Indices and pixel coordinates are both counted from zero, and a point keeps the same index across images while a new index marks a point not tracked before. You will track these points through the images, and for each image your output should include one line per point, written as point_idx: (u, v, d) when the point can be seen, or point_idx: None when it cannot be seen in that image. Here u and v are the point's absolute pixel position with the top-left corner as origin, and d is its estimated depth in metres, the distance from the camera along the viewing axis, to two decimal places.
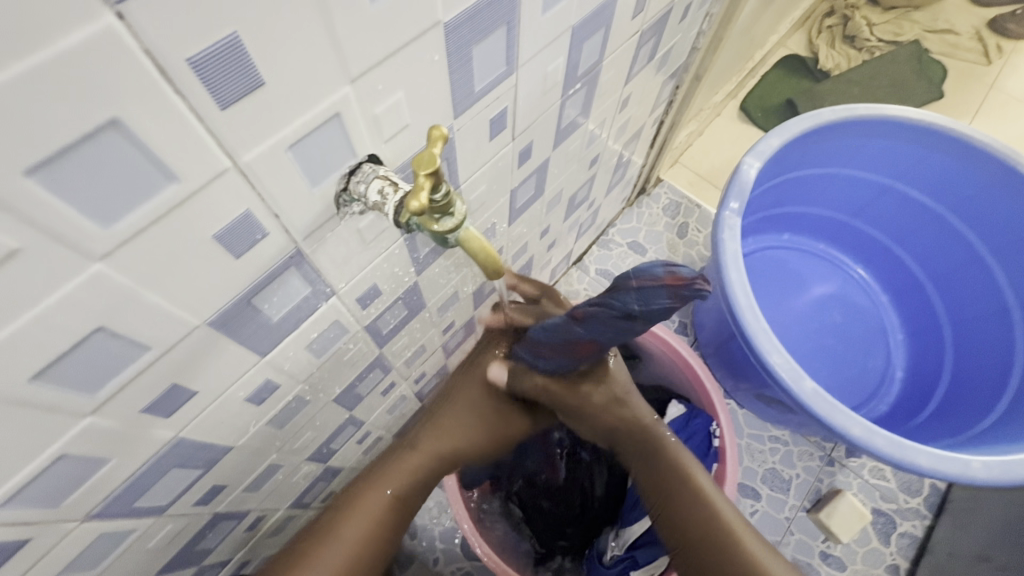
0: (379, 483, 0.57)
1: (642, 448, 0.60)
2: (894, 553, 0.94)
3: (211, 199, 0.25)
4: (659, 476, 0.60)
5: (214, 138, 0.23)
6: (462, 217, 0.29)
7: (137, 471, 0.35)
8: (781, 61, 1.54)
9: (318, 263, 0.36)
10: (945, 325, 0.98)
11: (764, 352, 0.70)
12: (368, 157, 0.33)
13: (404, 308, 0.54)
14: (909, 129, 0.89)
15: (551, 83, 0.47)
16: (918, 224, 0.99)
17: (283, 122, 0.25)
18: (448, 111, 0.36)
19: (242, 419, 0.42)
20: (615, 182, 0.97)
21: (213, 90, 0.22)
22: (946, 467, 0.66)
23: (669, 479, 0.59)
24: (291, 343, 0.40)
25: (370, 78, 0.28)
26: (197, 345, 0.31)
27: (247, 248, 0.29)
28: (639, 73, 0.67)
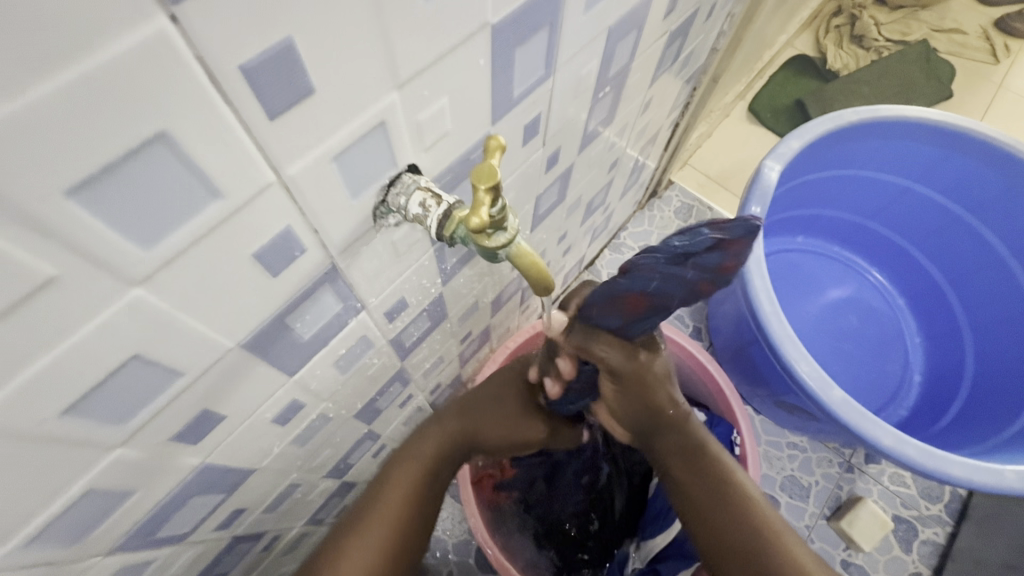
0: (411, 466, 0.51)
1: (686, 447, 0.53)
2: (916, 561, 0.92)
3: (254, 216, 0.23)
4: (701, 480, 0.52)
5: (261, 150, 0.21)
6: (514, 232, 0.27)
7: (161, 500, 0.33)
8: (789, 61, 1.53)
9: (352, 279, 0.34)
10: (964, 329, 0.97)
11: (792, 360, 0.68)
12: (408, 167, 0.31)
13: (428, 319, 0.52)
14: (930, 130, 0.88)
15: (584, 86, 0.45)
16: (936, 226, 0.98)
17: (330, 132, 0.24)
18: (488, 117, 0.34)
19: (267, 440, 0.40)
20: (629, 185, 0.95)
21: (263, 98, 0.20)
22: (980, 477, 0.64)
23: (713, 484, 0.52)
24: (319, 360, 0.38)
25: (417, 83, 0.26)
26: (229, 368, 0.29)
27: (284, 265, 0.27)
28: (663, 74, 0.66)
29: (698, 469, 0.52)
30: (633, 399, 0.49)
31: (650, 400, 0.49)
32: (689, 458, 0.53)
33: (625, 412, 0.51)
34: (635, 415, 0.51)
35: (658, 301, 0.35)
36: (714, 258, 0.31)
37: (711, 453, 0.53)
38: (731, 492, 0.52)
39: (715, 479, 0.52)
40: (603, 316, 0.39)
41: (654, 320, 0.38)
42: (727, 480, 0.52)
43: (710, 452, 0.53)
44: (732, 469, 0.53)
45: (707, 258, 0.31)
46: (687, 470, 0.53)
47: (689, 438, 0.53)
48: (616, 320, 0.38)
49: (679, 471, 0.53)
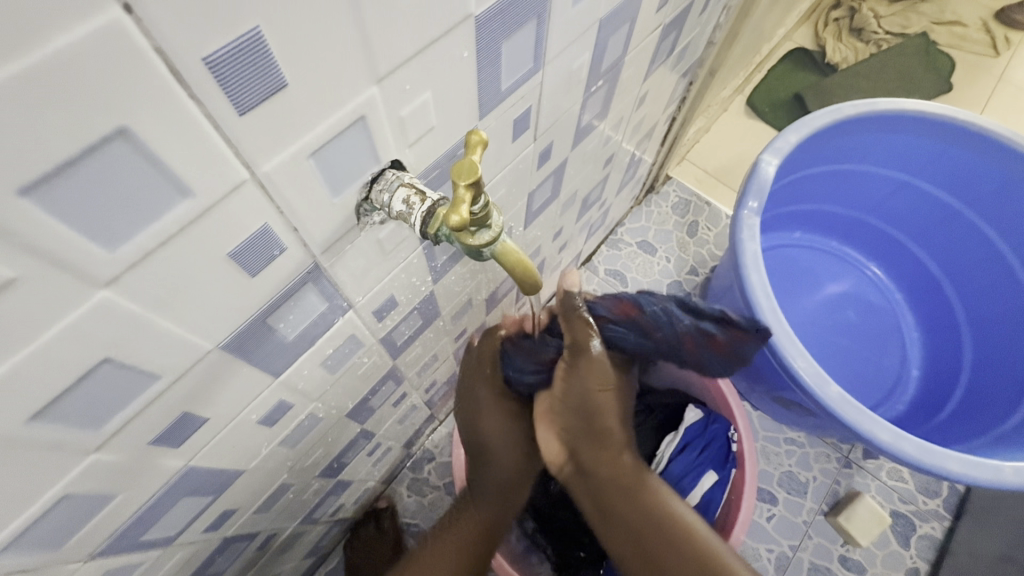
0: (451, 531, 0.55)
1: (618, 479, 0.50)
2: (914, 555, 0.92)
3: (228, 213, 0.23)
4: (636, 510, 0.50)
5: (232, 147, 0.20)
6: (498, 229, 0.27)
7: (145, 503, 0.32)
8: (787, 55, 1.51)
9: (336, 278, 0.33)
10: (963, 324, 0.97)
11: (788, 356, 0.68)
12: (391, 164, 0.30)
13: (419, 318, 0.51)
14: (929, 123, 0.87)
15: (576, 80, 0.45)
16: (935, 220, 0.98)
17: (305, 127, 0.23)
18: (475, 112, 0.34)
19: (255, 441, 0.39)
20: (626, 180, 0.95)
21: (230, 92, 0.19)
22: (978, 473, 0.64)
23: (648, 514, 0.50)
24: (306, 360, 0.38)
25: (397, 77, 0.26)
26: (210, 370, 0.29)
27: (263, 264, 0.27)
28: (658, 68, 0.65)
29: (630, 498, 0.50)
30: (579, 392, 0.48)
31: (586, 408, 0.48)
32: (624, 492, 0.50)
33: (564, 424, 0.51)
34: (578, 425, 0.50)
35: (642, 322, 0.50)
36: (683, 318, 0.51)
37: (642, 482, 0.51)
38: (664, 521, 0.49)
39: (647, 510, 0.50)
40: (599, 303, 0.50)
41: (631, 336, 0.50)
42: (662, 510, 0.50)
43: (642, 480, 0.51)
44: (664, 497, 0.51)
45: (680, 320, 0.51)
46: (623, 499, 0.50)
47: (620, 465, 0.50)
48: (603, 311, 0.50)
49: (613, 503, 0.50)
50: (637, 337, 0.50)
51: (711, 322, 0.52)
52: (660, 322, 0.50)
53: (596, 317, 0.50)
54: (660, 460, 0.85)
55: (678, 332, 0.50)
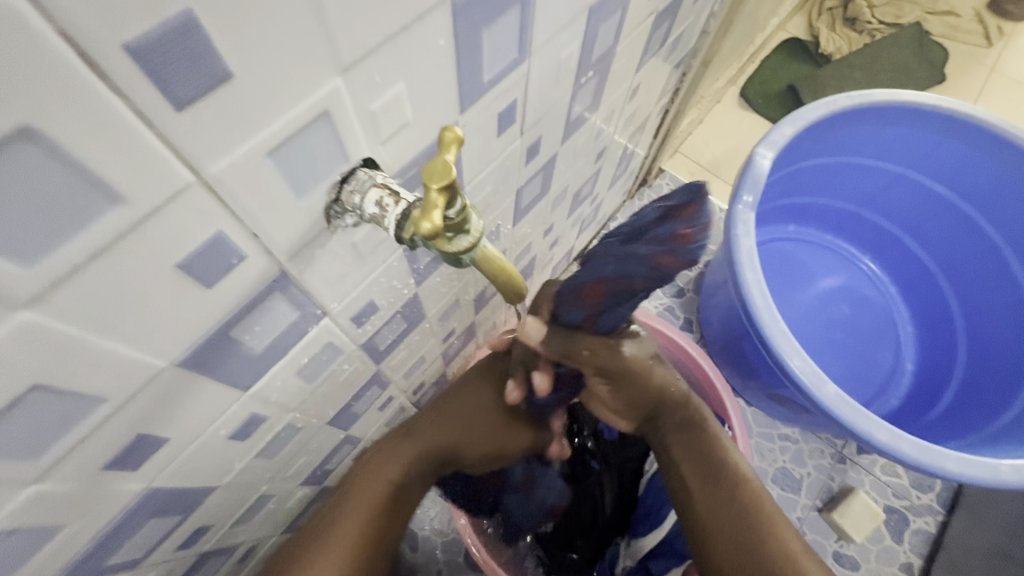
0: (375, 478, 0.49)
1: (682, 428, 0.54)
2: (908, 550, 0.92)
3: (174, 220, 0.20)
4: (698, 463, 0.53)
5: (170, 147, 0.18)
6: (478, 234, 0.24)
7: (103, 529, 0.30)
8: (781, 45, 1.49)
9: (308, 285, 0.31)
10: (957, 318, 0.96)
11: (784, 355, 0.66)
12: (363, 162, 0.28)
13: (403, 321, 0.49)
14: (925, 115, 0.85)
15: (565, 71, 0.42)
16: (931, 214, 0.97)
17: (258, 124, 0.20)
18: (455, 105, 0.31)
19: (226, 457, 0.37)
20: (618, 174, 0.92)
21: (164, 84, 0.16)
22: (975, 472, 0.63)
23: (710, 467, 0.53)
24: (278, 372, 0.35)
25: (365, 68, 0.23)
26: (166, 389, 0.26)
27: (221, 275, 0.24)
28: (651, 58, 0.62)
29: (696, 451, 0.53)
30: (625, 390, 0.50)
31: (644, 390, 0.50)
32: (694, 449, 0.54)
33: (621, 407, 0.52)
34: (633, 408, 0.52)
35: (618, 286, 0.38)
36: (648, 252, 0.36)
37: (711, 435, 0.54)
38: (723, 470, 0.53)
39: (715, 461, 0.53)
40: (569, 312, 0.40)
41: (621, 309, 0.40)
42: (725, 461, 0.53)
43: (708, 429, 0.55)
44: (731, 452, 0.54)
45: (642, 251, 0.36)
46: (689, 450, 0.54)
47: (689, 419, 0.54)
48: (580, 317, 0.40)
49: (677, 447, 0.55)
50: (630, 304, 0.39)
51: (667, 230, 0.36)
52: (636, 267, 0.36)
53: (581, 325, 0.41)
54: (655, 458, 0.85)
55: (653, 259, 0.36)
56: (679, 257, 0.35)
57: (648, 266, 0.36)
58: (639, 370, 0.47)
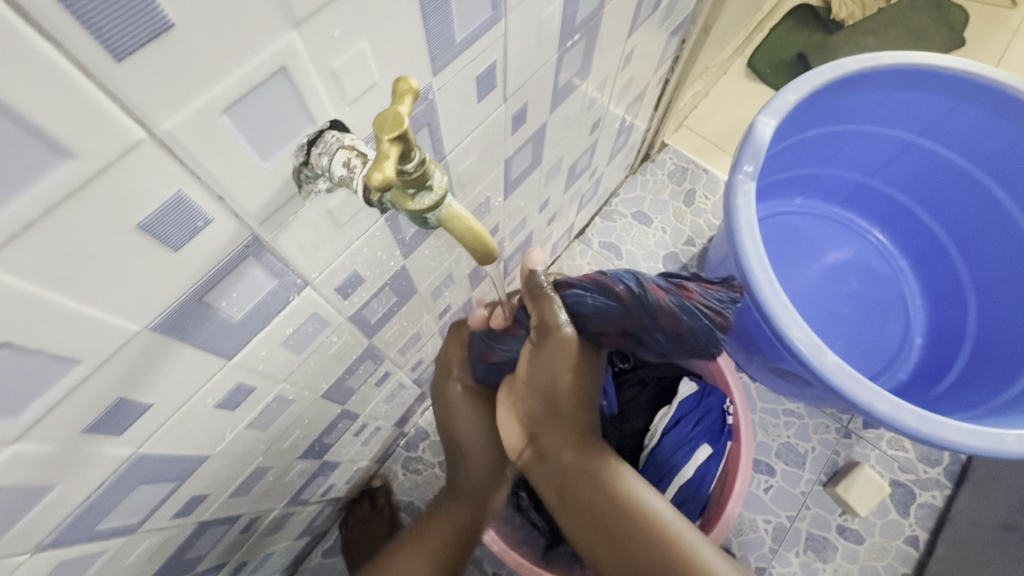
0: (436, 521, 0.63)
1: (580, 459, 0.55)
2: (913, 524, 0.91)
3: (127, 177, 0.20)
4: (600, 496, 0.54)
5: (114, 100, 0.18)
6: (442, 191, 0.24)
7: (93, 494, 0.31)
8: (791, 12, 1.44)
9: (283, 251, 0.31)
10: (970, 289, 0.94)
11: (783, 326, 0.65)
12: (331, 125, 0.27)
13: (392, 295, 0.49)
14: (936, 78, 0.82)
15: (547, 33, 0.41)
16: (943, 182, 0.94)
17: (206, 77, 0.20)
18: (425, 64, 0.31)
19: (216, 426, 0.38)
20: (617, 148, 0.91)
21: (98, 32, 0.16)
22: (978, 442, 0.61)
23: (616, 502, 0.54)
24: (262, 341, 0.36)
25: (322, 21, 0.23)
26: (142, 353, 0.27)
27: (188, 237, 0.24)
28: (644, 23, 0.61)
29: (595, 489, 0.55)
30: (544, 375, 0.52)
31: (557, 395, 0.52)
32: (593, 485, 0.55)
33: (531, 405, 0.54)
34: (542, 408, 0.54)
35: (604, 280, 0.52)
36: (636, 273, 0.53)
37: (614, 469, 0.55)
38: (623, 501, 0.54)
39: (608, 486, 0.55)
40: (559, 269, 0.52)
41: (591, 296, 0.51)
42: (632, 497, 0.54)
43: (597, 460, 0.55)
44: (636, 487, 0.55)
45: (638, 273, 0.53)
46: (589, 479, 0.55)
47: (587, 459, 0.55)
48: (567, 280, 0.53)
49: (576, 483, 0.55)
50: (597, 299, 0.51)
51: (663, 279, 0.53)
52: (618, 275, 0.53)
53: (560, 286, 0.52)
54: (653, 434, 0.83)
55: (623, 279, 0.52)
56: (657, 293, 0.51)
57: (631, 285, 0.52)
58: (567, 350, 0.50)
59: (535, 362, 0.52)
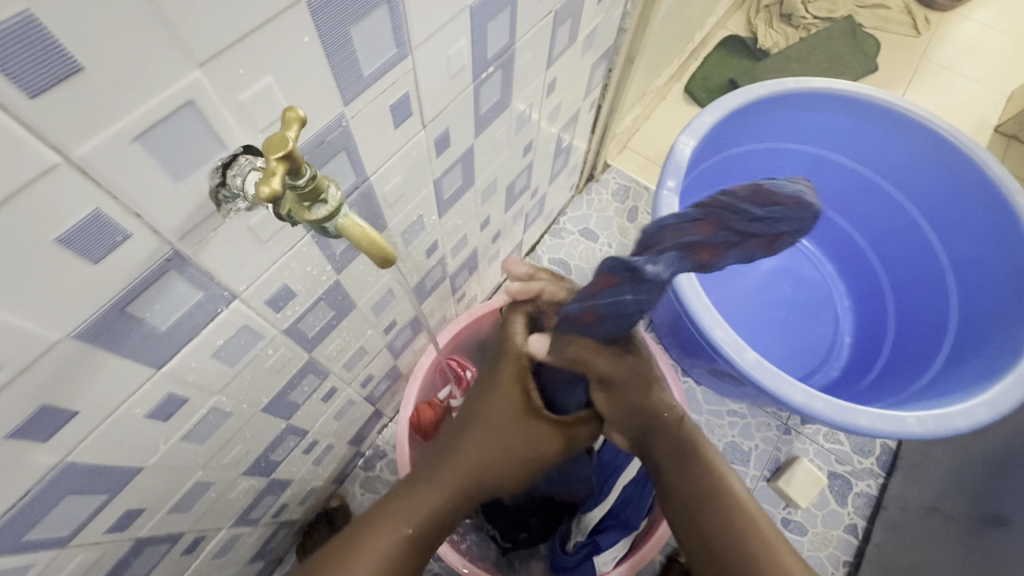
0: (395, 518, 0.49)
1: (676, 451, 0.58)
2: (851, 513, 0.96)
3: (43, 199, 0.23)
4: (689, 485, 0.56)
5: (28, 131, 0.21)
6: (337, 202, 0.28)
7: (20, 502, 0.32)
8: (722, 43, 1.57)
9: (206, 266, 0.34)
10: (887, 289, 1.02)
11: (708, 327, 0.71)
12: (245, 149, 0.31)
13: (329, 309, 0.52)
14: (837, 100, 0.91)
15: (459, 66, 0.46)
16: (855, 193, 1.03)
17: (116, 110, 0.23)
18: (334, 96, 0.35)
19: (149, 437, 0.39)
20: (558, 168, 0.97)
21: (13, 77, 0.20)
22: (884, 426, 0.67)
23: (705, 487, 0.56)
24: (192, 352, 0.38)
25: (226, 61, 0.27)
26: (64, 361, 0.29)
27: (107, 251, 0.27)
28: (564, 55, 0.67)
29: (688, 473, 0.57)
30: (625, 403, 0.58)
31: (637, 411, 0.58)
32: (688, 473, 0.57)
33: (616, 424, 0.60)
34: (627, 426, 0.59)
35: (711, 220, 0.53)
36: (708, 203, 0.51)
37: (703, 454, 0.57)
38: (722, 491, 0.55)
39: (706, 478, 0.56)
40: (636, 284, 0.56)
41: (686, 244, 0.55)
42: (716, 480, 0.56)
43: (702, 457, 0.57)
44: (725, 478, 0.56)
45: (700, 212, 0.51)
46: (676, 459, 0.57)
47: (678, 442, 0.58)
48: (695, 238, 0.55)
49: (672, 472, 0.57)
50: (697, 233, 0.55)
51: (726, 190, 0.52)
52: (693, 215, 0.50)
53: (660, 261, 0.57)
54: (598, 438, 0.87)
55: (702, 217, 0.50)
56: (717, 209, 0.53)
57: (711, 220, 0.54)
58: (631, 379, 0.57)
59: (616, 399, 0.58)
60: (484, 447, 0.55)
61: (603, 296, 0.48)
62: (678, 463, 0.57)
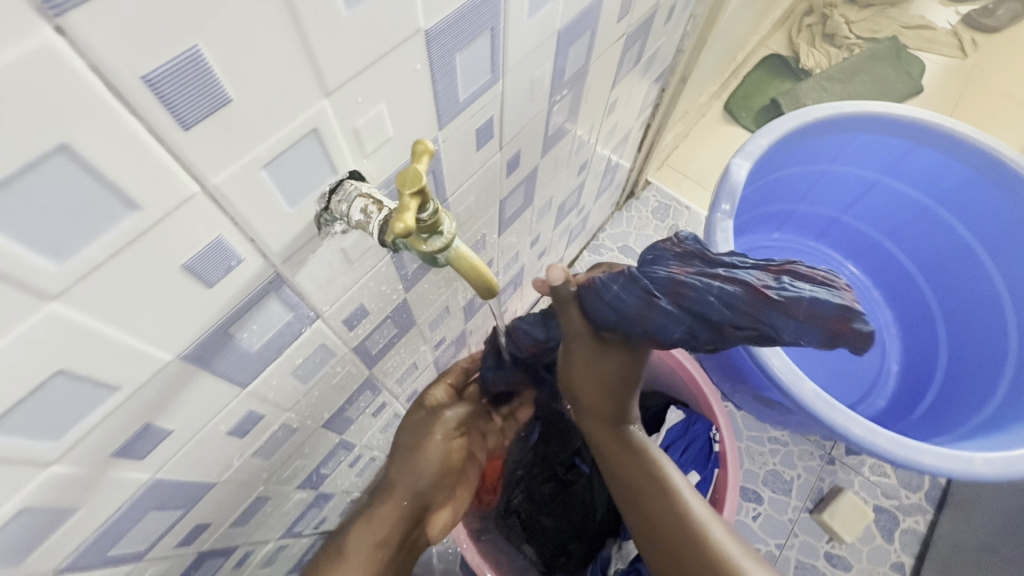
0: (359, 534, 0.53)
1: (610, 437, 0.59)
2: (899, 550, 0.93)
3: (179, 226, 0.23)
4: (627, 469, 0.57)
5: (178, 162, 0.21)
6: (451, 235, 0.27)
7: (111, 518, 0.32)
8: (763, 61, 1.55)
9: (300, 287, 0.34)
10: (938, 319, 0.99)
11: (763, 354, 0.69)
12: (350, 174, 0.31)
13: (393, 327, 0.52)
14: (894, 125, 0.89)
15: (539, 89, 0.45)
16: (906, 219, 1.00)
17: (254, 139, 0.23)
18: (433, 121, 0.34)
19: (226, 453, 0.39)
20: (604, 186, 0.96)
21: (174, 109, 0.20)
22: (950, 465, 0.65)
23: (643, 473, 0.56)
24: (275, 370, 0.38)
25: (348, 90, 0.27)
26: (169, 382, 0.29)
27: (222, 275, 0.27)
28: (627, 76, 0.66)
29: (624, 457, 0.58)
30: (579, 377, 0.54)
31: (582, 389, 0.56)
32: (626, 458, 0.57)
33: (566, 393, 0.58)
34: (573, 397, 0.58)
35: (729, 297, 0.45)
36: (745, 288, 0.45)
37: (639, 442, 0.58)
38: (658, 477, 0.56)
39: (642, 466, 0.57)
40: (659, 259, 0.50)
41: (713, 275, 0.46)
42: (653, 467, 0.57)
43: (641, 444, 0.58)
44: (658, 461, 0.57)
45: (736, 312, 0.45)
46: (618, 451, 0.58)
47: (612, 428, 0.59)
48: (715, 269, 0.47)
49: (608, 457, 0.59)
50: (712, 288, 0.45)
51: (785, 293, 0.44)
52: (713, 313, 0.45)
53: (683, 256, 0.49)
54: None
55: (721, 323, 0.45)
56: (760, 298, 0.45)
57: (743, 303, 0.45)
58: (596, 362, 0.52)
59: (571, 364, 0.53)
60: (424, 456, 0.58)
61: (605, 276, 0.48)
62: (613, 449, 0.58)
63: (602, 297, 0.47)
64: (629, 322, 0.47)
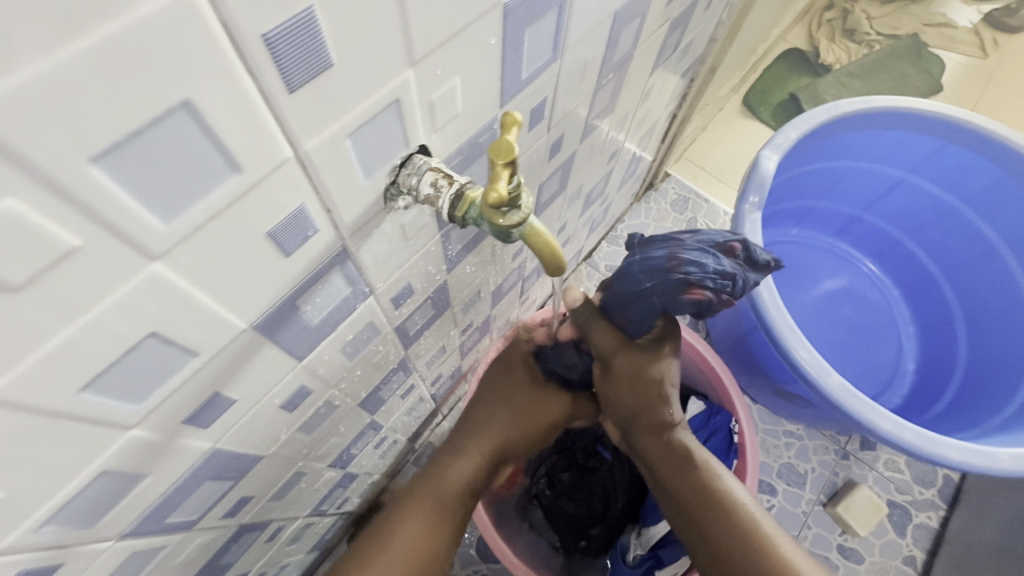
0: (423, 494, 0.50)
1: (665, 454, 0.51)
2: (911, 544, 0.94)
3: (271, 190, 0.23)
4: (689, 488, 0.50)
5: (279, 125, 0.21)
6: (528, 210, 0.27)
7: (171, 486, 0.33)
8: (783, 55, 1.54)
9: (361, 261, 0.34)
10: (957, 318, 0.99)
11: (791, 347, 0.69)
12: (419, 149, 0.31)
13: (432, 308, 0.52)
14: (923, 122, 0.89)
15: (589, 72, 0.45)
16: (931, 217, 1.00)
17: (346, 108, 0.23)
18: (497, 98, 0.34)
19: (274, 427, 0.40)
20: (628, 176, 0.96)
21: (284, 69, 0.19)
22: (975, 460, 0.65)
23: (705, 494, 0.49)
24: (328, 345, 0.38)
25: (430, 61, 0.26)
26: (240, 350, 0.29)
27: (298, 245, 0.27)
28: (663, 63, 0.66)
29: (680, 474, 0.50)
30: (621, 395, 0.50)
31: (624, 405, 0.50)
32: (681, 471, 0.51)
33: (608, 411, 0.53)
34: (619, 416, 0.52)
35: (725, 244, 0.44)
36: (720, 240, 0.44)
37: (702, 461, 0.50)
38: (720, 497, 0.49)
39: (704, 485, 0.50)
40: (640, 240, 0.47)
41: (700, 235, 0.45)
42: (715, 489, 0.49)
43: (702, 467, 0.50)
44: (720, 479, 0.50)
45: (725, 236, 0.45)
46: (670, 466, 0.51)
47: (676, 447, 0.51)
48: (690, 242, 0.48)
49: (665, 475, 0.51)
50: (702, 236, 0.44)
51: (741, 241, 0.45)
52: (714, 238, 0.44)
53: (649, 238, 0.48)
54: None
55: (726, 242, 0.44)
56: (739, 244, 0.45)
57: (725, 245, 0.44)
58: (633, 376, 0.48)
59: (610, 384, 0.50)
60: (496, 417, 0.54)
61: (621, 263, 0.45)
62: (673, 468, 0.51)
63: (630, 273, 0.43)
64: (664, 277, 0.41)
